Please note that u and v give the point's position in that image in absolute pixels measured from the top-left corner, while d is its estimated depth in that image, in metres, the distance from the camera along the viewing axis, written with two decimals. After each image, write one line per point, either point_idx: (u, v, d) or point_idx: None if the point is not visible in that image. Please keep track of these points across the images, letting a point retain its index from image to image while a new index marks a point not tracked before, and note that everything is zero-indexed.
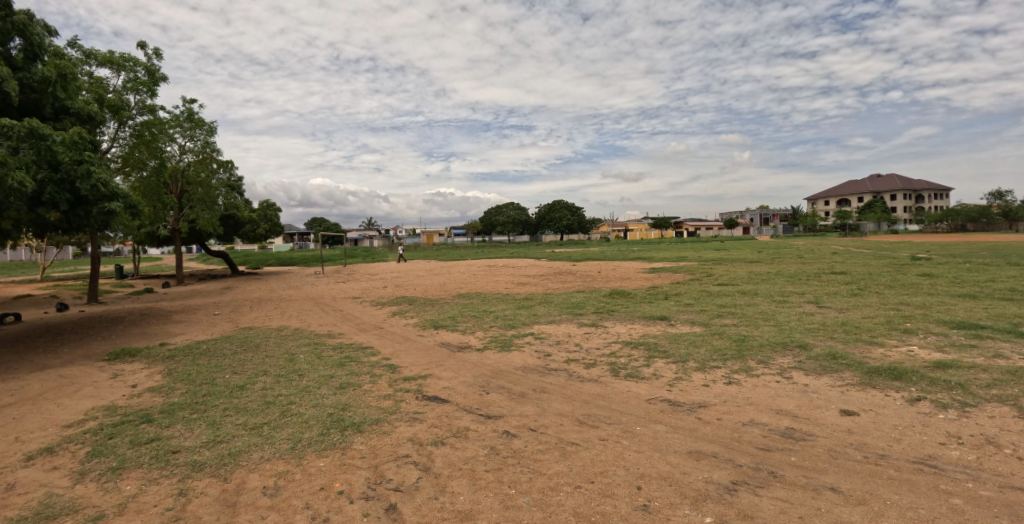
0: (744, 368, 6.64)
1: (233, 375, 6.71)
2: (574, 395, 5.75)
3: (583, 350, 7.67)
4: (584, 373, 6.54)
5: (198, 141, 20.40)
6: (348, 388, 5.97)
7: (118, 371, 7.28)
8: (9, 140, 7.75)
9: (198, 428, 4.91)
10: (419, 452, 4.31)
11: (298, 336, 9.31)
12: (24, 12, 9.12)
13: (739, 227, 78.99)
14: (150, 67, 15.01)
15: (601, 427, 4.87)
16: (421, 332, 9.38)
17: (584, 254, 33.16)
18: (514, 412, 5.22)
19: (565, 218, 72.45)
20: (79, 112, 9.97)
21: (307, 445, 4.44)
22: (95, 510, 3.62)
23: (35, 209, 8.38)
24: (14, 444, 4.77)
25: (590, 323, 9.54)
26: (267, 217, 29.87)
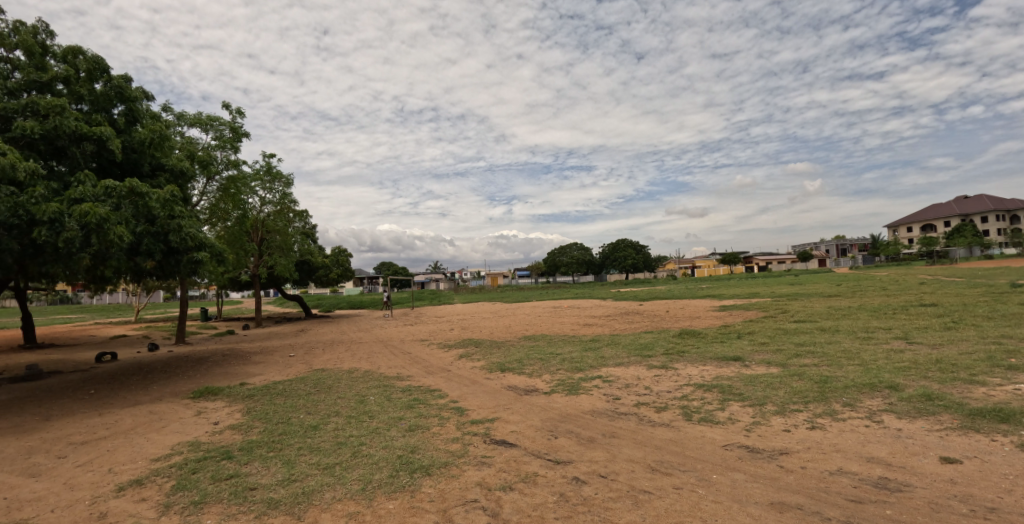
0: (829, 411, 6.14)
1: (307, 415, 6.96)
2: (645, 440, 5.51)
3: (654, 393, 7.37)
4: (655, 417, 6.28)
5: (277, 192, 21.95)
6: (416, 430, 6.03)
7: (202, 409, 7.74)
8: (111, 198, 8.69)
9: (274, 466, 5.09)
10: (487, 497, 4.24)
11: (368, 378, 9.52)
12: (123, 78, 10.39)
13: (812, 259, 74.58)
14: (234, 125, 16.46)
15: (676, 475, 4.61)
16: (489, 375, 9.37)
17: (647, 293, 32.20)
18: (583, 458, 5.05)
19: (631, 256, 71.17)
20: (173, 169, 10.96)
21: (377, 487, 4.48)
22: None
23: (133, 258, 9.27)
24: (107, 474, 5.13)
25: (659, 365, 9.18)
26: (340, 262, 31.42)
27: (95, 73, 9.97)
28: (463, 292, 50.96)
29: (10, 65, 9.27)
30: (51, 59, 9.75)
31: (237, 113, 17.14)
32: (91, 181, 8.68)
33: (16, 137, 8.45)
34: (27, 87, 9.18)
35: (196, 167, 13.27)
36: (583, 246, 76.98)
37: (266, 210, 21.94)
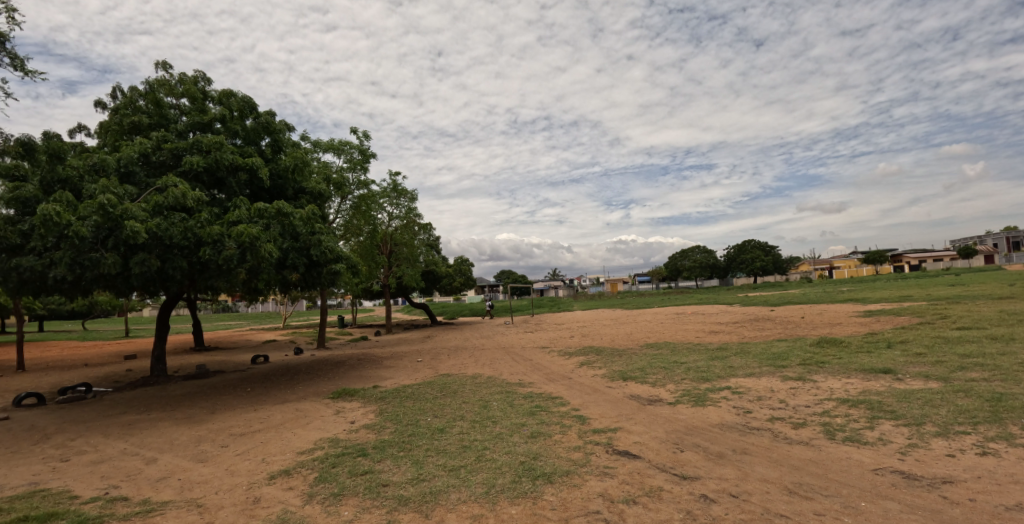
0: (1005, 435, 5.20)
1: (434, 418, 7.34)
2: (780, 459, 5.07)
3: (791, 408, 6.76)
4: (791, 434, 5.76)
5: (403, 208, 23.47)
6: (539, 437, 6.10)
7: (340, 408, 8.51)
8: (263, 220, 9.90)
9: (404, 465, 5.41)
10: (610, 509, 4.14)
11: (491, 384, 9.83)
12: (268, 113, 11.80)
13: (979, 256, 63.95)
14: (362, 147, 17.97)
15: (817, 499, 4.17)
16: (610, 383, 9.22)
17: (777, 298, 29.55)
18: (711, 475, 4.76)
19: (758, 259, 66.31)
20: (313, 191, 12.20)
21: (501, 491, 4.58)
22: None
23: (282, 272, 10.45)
24: (263, 463, 5.79)
25: (795, 377, 8.42)
26: (463, 271, 33.07)
27: (245, 112, 11.47)
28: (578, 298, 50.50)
29: (178, 111, 10.92)
30: (211, 102, 11.34)
31: (364, 137, 18.67)
32: (246, 205, 9.91)
33: (187, 171, 9.93)
34: (194, 128, 10.74)
35: (331, 189, 14.67)
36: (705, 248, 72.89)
37: (394, 224, 23.60)
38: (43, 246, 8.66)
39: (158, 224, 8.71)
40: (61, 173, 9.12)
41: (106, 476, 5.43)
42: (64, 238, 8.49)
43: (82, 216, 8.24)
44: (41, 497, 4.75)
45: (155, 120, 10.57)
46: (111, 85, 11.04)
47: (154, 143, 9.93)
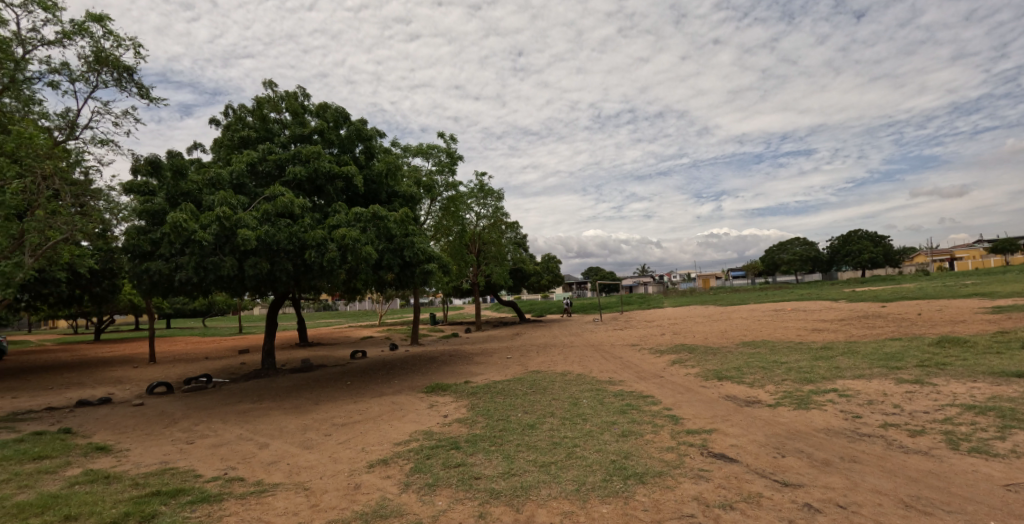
0: None
1: (525, 414, 7.45)
2: (894, 469, 4.67)
3: (907, 413, 6.21)
4: (908, 442, 5.29)
5: (490, 207, 23.78)
6: (630, 436, 6.04)
7: (434, 402, 8.85)
8: (360, 223, 10.48)
9: (495, 459, 5.53)
10: (705, 513, 4.00)
11: (580, 382, 9.85)
12: (360, 122, 12.40)
13: None
14: (449, 150, 18.46)
15: (938, 515, 3.80)
16: (704, 383, 8.95)
17: (892, 292, 26.94)
18: (816, 483, 4.47)
19: (867, 251, 60.89)
20: (405, 194, 12.68)
21: (591, 489, 4.57)
22: (415, 517, 4.17)
23: (379, 272, 10.99)
24: (362, 452, 6.14)
25: (911, 380, 7.71)
26: (550, 268, 33.37)
27: (340, 122, 12.16)
28: (669, 295, 48.90)
29: (281, 124, 11.79)
30: (309, 115, 12.16)
31: (451, 140, 19.21)
32: (344, 211, 10.53)
33: (290, 180, 10.71)
34: (295, 140, 11.58)
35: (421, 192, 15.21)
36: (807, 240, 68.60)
37: (482, 224, 24.03)
38: (170, 252, 9.65)
39: (266, 230, 9.44)
40: (182, 187, 10.12)
41: (225, 458, 5.99)
42: (186, 244, 9.45)
43: (202, 224, 9.13)
44: (173, 474, 5.33)
45: (260, 134, 11.50)
46: (222, 105, 12.12)
47: (260, 155, 10.81)
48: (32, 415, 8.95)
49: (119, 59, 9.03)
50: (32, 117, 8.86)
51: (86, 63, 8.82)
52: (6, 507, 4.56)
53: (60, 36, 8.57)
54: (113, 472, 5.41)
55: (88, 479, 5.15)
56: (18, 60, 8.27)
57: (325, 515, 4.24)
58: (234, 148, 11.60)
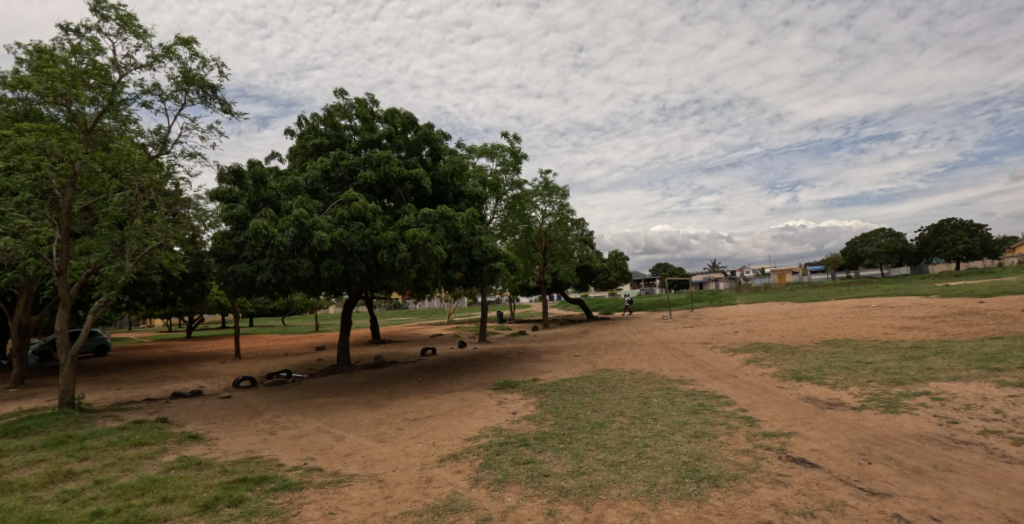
0: None
1: (594, 413, 7.44)
2: (996, 480, 4.30)
3: (1011, 419, 5.70)
4: (1012, 451, 4.85)
5: (555, 205, 23.71)
6: (703, 437, 5.91)
7: (503, 399, 9.00)
8: (430, 223, 10.79)
9: (565, 457, 5.54)
10: (784, 520, 3.83)
11: (650, 381, 9.73)
12: (426, 125, 12.72)
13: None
14: (514, 149, 18.55)
15: None
16: (782, 384, 8.60)
17: (997, 286, 24.55)
18: (907, 493, 4.19)
19: (962, 241, 56.34)
20: (471, 194, 12.92)
21: (663, 490, 4.49)
22: (486, 512, 4.24)
23: (448, 271, 11.30)
24: (434, 447, 6.32)
25: (1018, 382, 7.05)
26: (617, 265, 33.14)
27: (407, 126, 12.53)
28: (744, 292, 46.74)
29: (352, 131, 12.33)
30: (377, 121, 12.62)
31: (514, 139, 19.34)
32: (413, 211, 10.88)
33: (362, 184, 11.20)
34: (365, 145, 12.09)
35: (487, 191, 15.47)
36: (893, 231, 63.86)
37: (547, 221, 24.11)
38: (252, 255, 10.25)
39: (341, 233, 9.85)
40: (263, 193, 10.66)
41: (304, 449, 6.33)
42: (267, 247, 10.03)
43: (281, 228, 9.67)
44: (258, 463, 5.69)
45: (332, 141, 12.08)
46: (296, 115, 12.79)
47: (332, 161, 11.35)
48: (134, 404, 9.83)
49: (204, 78, 9.69)
50: (129, 134, 9.53)
51: (175, 83, 9.53)
52: (113, 488, 5.03)
53: (152, 60, 9.27)
54: (203, 459, 5.84)
55: (183, 465, 5.59)
56: (116, 83, 9.04)
57: (398, 506, 4.39)
58: (308, 156, 12.23)
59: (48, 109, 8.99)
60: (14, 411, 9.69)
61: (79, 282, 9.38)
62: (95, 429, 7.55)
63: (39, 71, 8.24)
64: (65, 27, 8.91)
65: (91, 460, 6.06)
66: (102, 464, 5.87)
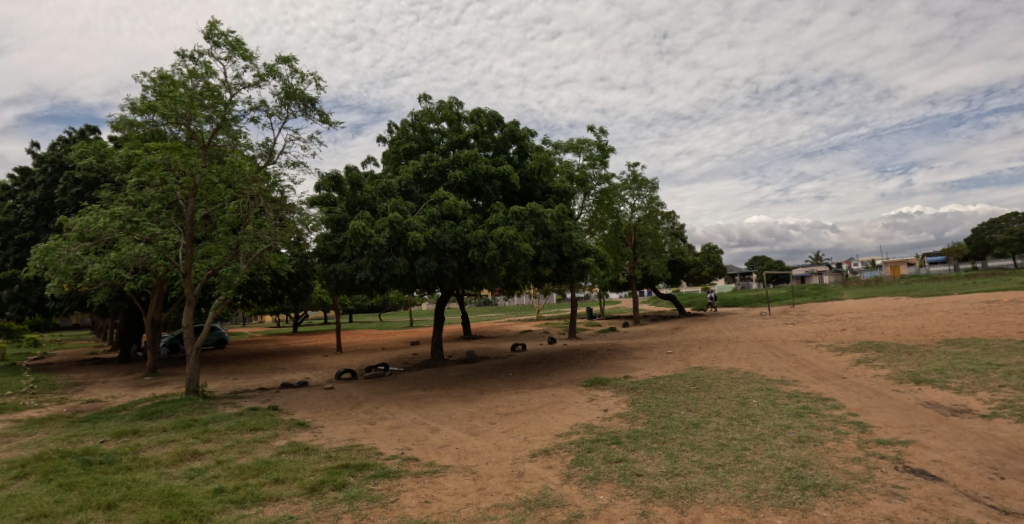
0: None
1: (688, 413, 7.20)
2: None
3: None
4: None
5: (645, 198, 23.21)
6: (807, 443, 5.53)
7: (593, 396, 8.95)
8: (521, 221, 11.04)
9: (658, 457, 5.40)
10: None
11: (748, 380, 9.25)
12: (512, 123, 12.93)
13: None
14: (600, 142, 18.31)
15: None
16: (897, 387, 7.84)
17: None
18: None
19: None
20: (558, 190, 12.95)
21: (764, 497, 4.25)
22: (578, 509, 4.23)
23: (537, 268, 11.44)
24: (526, 441, 6.41)
25: None
26: (709, 259, 31.89)
27: (494, 125, 12.82)
28: (851, 285, 42.94)
29: (440, 133, 12.80)
30: (464, 121, 12.97)
31: (601, 132, 19.11)
32: (503, 209, 11.18)
33: (452, 184, 11.63)
34: (453, 146, 12.48)
35: (575, 186, 15.49)
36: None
37: (637, 215, 23.71)
38: (352, 255, 10.92)
39: (434, 232, 10.29)
40: (360, 197, 11.34)
41: (402, 439, 6.68)
42: (365, 248, 10.66)
43: (378, 229, 10.25)
44: (359, 451, 6.06)
45: (421, 144, 12.61)
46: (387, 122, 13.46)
47: (423, 164, 11.87)
48: (249, 393, 10.83)
49: (303, 92, 10.44)
50: (240, 148, 10.47)
51: (279, 99, 10.35)
52: (233, 468, 5.59)
53: (258, 79, 10.12)
54: (311, 445, 6.33)
55: (293, 450, 6.09)
56: (227, 102, 9.96)
57: (491, 498, 4.50)
58: (400, 160, 12.86)
59: (171, 129, 10.08)
60: (152, 396, 11.03)
61: (202, 283, 10.48)
62: (216, 414, 8.40)
63: (163, 96, 9.24)
64: (182, 55, 9.92)
65: (213, 441, 6.77)
66: (223, 446, 6.53)
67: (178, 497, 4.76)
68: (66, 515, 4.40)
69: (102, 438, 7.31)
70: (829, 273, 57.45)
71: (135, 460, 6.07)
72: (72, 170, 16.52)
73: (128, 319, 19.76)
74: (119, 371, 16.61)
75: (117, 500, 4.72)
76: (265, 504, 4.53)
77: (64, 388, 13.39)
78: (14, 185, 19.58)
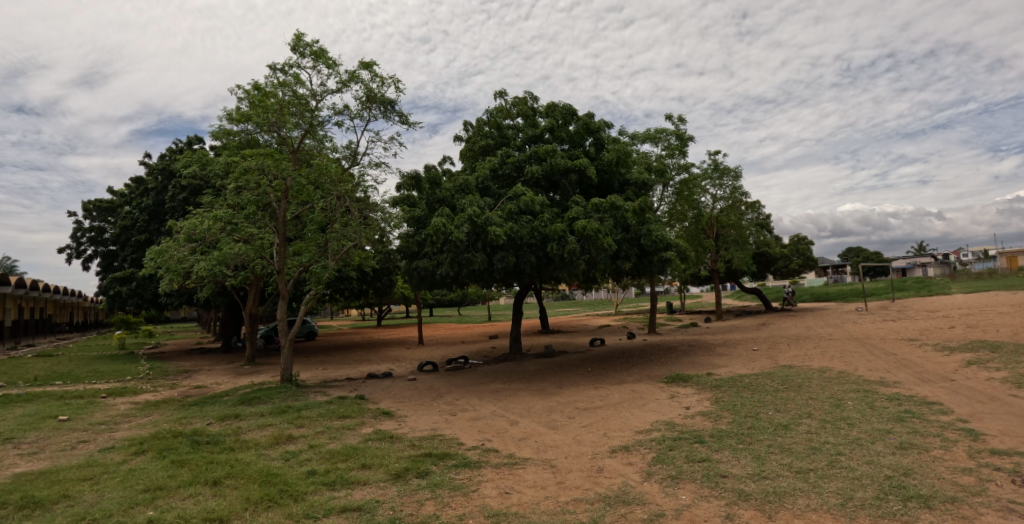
0: None
1: (776, 413, 6.82)
2: None
3: None
4: None
5: (727, 188, 22.15)
6: (911, 450, 5.05)
7: (675, 393, 8.69)
8: (599, 214, 10.91)
9: (744, 459, 5.16)
10: None
11: (843, 381, 8.59)
12: (587, 116, 12.81)
13: None
14: (679, 131, 17.70)
15: None
16: (1019, 392, 6.97)
17: None
18: None
19: None
20: (636, 181, 12.64)
21: (860, 506, 3.94)
22: (658, 508, 4.13)
23: (616, 262, 11.29)
24: (606, 437, 6.35)
25: None
26: (799, 251, 29.92)
27: (569, 119, 12.76)
28: (965, 278, 38.59)
29: (515, 129, 12.92)
30: (539, 116, 12.99)
31: (680, 120, 18.45)
32: (582, 203, 11.11)
33: (530, 179, 11.71)
34: (529, 141, 12.56)
35: (654, 176, 15.09)
36: None
37: (719, 206, 22.72)
38: (433, 251, 11.31)
39: (512, 227, 10.43)
40: (439, 194, 11.74)
41: (483, 431, 6.84)
42: (445, 244, 11.01)
43: (457, 225, 10.53)
44: (441, 440, 6.29)
45: (497, 141, 12.80)
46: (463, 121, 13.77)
47: (500, 160, 12.03)
48: (338, 382, 11.52)
49: (383, 95, 10.91)
50: (325, 152, 11.11)
51: (361, 103, 10.88)
52: (322, 452, 5.97)
53: (341, 85, 10.69)
54: (395, 433, 6.63)
55: (378, 437, 6.42)
56: (313, 109, 10.61)
57: (571, 492, 4.50)
58: (476, 157, 13.12)
59: (264, 137, 10.88)
60: (252, 384, 12.02)
61: (295, 279, 11.25)
62: (307, 401, 9.02)
63: (257, 106, 10.01)
64: (273, 67, 10.67)
65: (305, 427, 7.28)
66: (314, 431, 7.00)
67: (275, 476, 5.16)
68: (178, 489, 4.91)
69: (209, 421, 8.08)
70: (935, 263, 52.07)
71: (236, 442, 6.66)
72: (179, 178, 18.30)
73: (229, 313, 21.65)
74: (222, 360, 18.24)
75: (221, 477, 5.20)
76: (353, 488, 4.81)
77: (176, 375, 14.92)
78: (132, 193, 22.00)
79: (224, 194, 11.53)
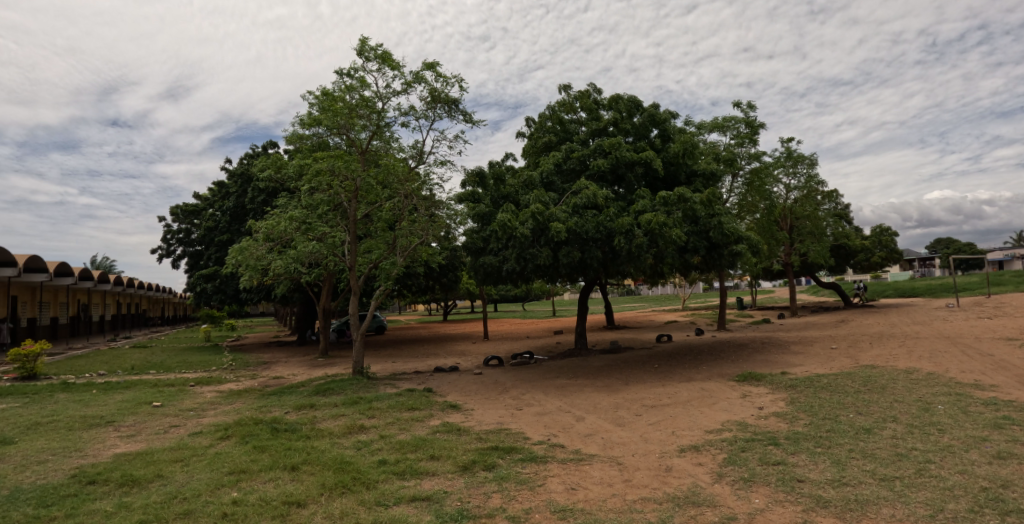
0: None
1: (858, 416, 6.38)
2: None
3: None
4: None
5: (802, 176, 20.91)
6: (1015, 460, 4.58)
7: (747, 392, 8.34)
8: (666, 207, 10.64)
9: (823, 463, 4.87)
10: None
11: (935, 383, 7.91)
12: (652, 107, 12.51)
13: None
14: (749, 119, 16.91)
15: None
16: None
17: None
18: None
19: None
20: (705, 172, 12.19)
21: (955, 519, 3.63)
22: (730, 511, 4.00)
23: (684, 256, 10.98)
24: (674, 436, 6.21)
25: None
26: (883, 242, 27.75)
27: (633, 111, 12.53)
28: None
29: (578, 123, 12.84)
30: (602, 109, 12.83)
31: (750, 107, 17.64)
32: (648, 195, 10.88)
33: (594, 173, 11.60)
34: (593, 135, 12.42)
35: (723, 167, 14.52)
36: None
37: (792, 196, 21.50)
38: (498, 248, 11.47)
39: (576, 222, 10.39)
40: (503, 191, 11.97)
41: (548, 425, 6.89)
42: (509, 240, 11.11)
43: (522, 221, 10.61)
44: (506, 434, 6.39)
45: (560, 136, 12.78)
46: (526, 117, 13.83)
47: (564, 155, 11.99)
48: (406, 375, 11.96)
49: (447, 95, 11.17)
50: (392, 152, 11.51)
51: (426, 103, 11.19)
52: (391, 442, 6.24)
53: (406, 87, 11.04)
54: (462, 426, 6.80)
55: (445, 429, 6.61)
56: (380, 111, 11.02)
57: (638, 491, 4.44)
58: (538, 153, 13.13)
59: (334, 140, 11.42)
60: (325, 376, 12.71)
61: (365, 276, 11.76)
62: (377, 393, 9.42)
63: (328, 111, 10.54)
64: (341, 73, 11.18)
65: (376, 417, 7.62)
66: (384, 422, 7.30)
67: (347, 464, 5.45)
68: (261, 472, 5.30)
69: (287, 410, 8.63)
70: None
71: (311, 430, 7.08)
72: (257, 182, 19.58)
73: (303, 308, 22.96)
74: (297, 353, 19.42)
75: (299, 463, 5.55)
76: (421, 477, 4.99)
77: (256, 366, 16.02)
78: (215, 197, 23.77)
79: (298, 196, 12.23)
